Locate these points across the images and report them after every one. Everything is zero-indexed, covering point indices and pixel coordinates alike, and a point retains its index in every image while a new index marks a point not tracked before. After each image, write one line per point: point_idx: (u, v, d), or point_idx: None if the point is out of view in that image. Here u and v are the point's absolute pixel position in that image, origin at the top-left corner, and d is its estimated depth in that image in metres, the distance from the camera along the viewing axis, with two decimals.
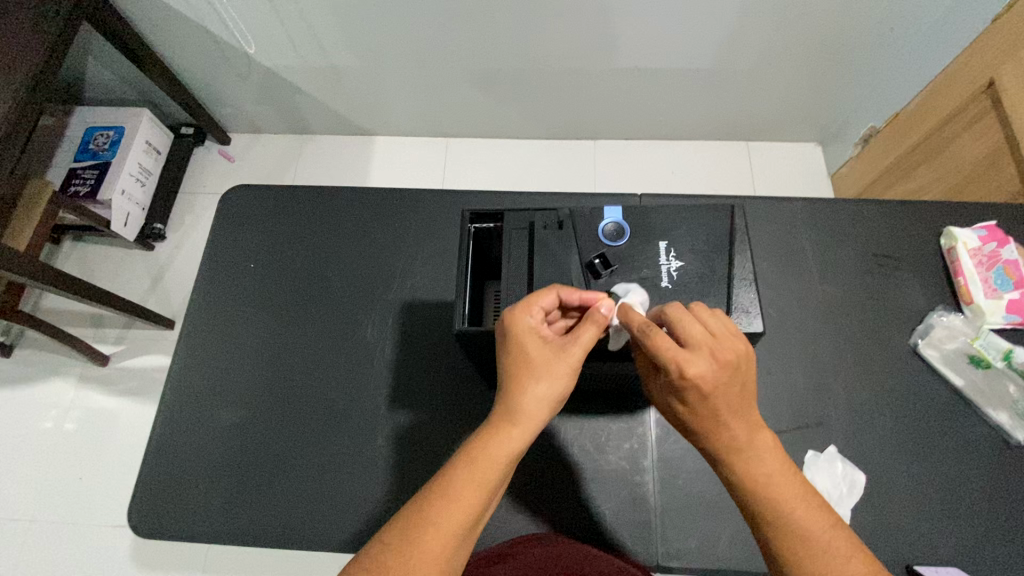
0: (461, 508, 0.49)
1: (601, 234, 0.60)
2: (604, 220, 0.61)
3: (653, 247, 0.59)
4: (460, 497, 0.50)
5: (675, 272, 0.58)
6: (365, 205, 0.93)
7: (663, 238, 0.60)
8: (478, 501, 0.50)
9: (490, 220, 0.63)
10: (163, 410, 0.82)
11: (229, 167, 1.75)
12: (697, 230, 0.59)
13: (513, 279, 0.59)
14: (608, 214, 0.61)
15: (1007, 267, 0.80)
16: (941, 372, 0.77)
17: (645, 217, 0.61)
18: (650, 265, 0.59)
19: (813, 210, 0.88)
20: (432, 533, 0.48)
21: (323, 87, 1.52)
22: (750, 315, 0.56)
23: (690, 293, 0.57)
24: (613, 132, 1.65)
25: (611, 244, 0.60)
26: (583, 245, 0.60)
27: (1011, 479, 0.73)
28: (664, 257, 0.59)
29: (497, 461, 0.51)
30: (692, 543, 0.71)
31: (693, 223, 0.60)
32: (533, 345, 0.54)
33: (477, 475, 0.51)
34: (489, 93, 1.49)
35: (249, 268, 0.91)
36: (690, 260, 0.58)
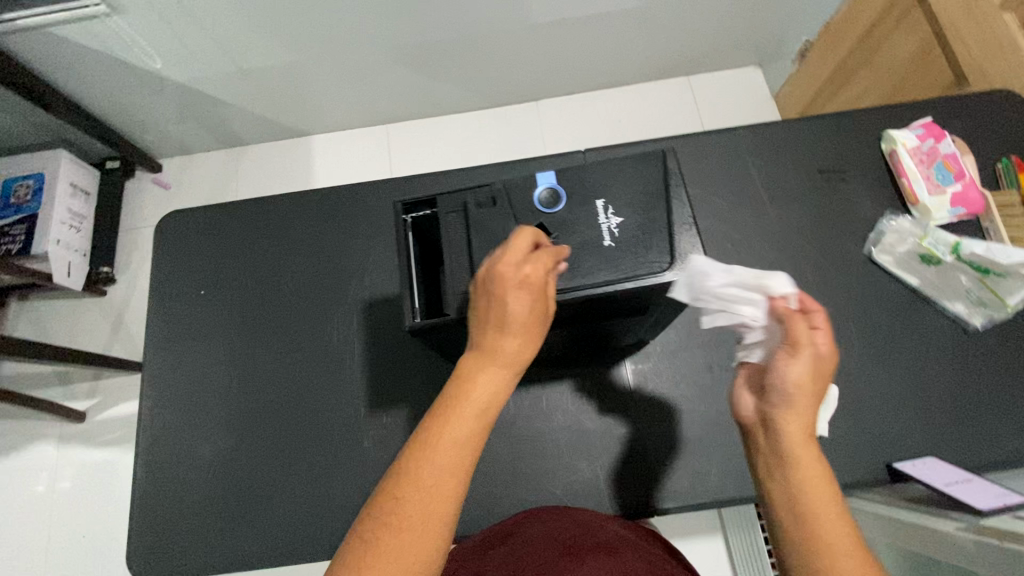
0: (457, 446, 0.45)
1: (536, 203, 0.53)
2: (538, 188, 0.53)
3: (591, 206, 0.52)
4: (448, 429, 0.45)
5: (616, 228, 0.51)
6: (307, 210, 0.89)
7: (599, 194, 0.53)
8: (475, 434, 0.46)
9: (424, 207, 0.56)
10: (140, 454, 0.80)
11: (167, 195, 1.67)
12: (631, 182, 0.53)
13: (458, 262, 0.53)
14: (541, 180, 0.54)
15: (947, 161, 0.80)
16: (897, 275, 0.79)
17: (579, 174, 0.54)
18: (590, 225, 0.52)
19: (754, 136, 0.88)
20: (429, 475, 0.43)
21: (245, 93, 1.44)
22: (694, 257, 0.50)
23: (634, 249, 0.51)
24: (553, 89, 1.61)
25: (548, 211, 0.53)
26: (520, 214, 0.53)
27: (973, 363, 0.76)
28: (602, 215, 0.52)
29: (482, 400, 0.46)
30: (685, 482, 0.73)
31: (625, 174, 0.53)
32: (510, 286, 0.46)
33: (468, 412, 0.46)
34: (418, 70, 1.43)
35: (201, 295, 0.87)
36: (631, 213, 0.52)
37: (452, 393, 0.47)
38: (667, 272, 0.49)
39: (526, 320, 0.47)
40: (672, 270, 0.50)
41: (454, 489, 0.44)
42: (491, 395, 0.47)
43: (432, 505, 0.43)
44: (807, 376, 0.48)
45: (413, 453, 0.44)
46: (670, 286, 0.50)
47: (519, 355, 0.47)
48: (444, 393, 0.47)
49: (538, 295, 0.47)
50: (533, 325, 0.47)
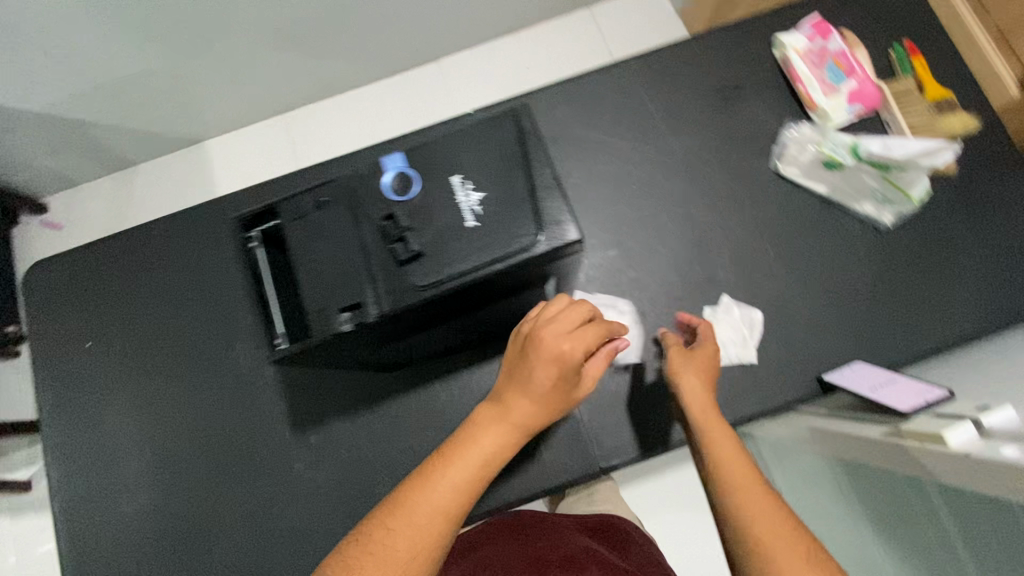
0: (455, 490, 0.55)
1: (384, 192, 0.46)
2: (385, 175, 0.47)
3: (446, 186, 0.46)
4: (454, 472, 0.56)
5: (478, 206, 0.46)
6: (182, 231, 0.80)
7: (453, 171, 0.47)
8: (473, 482, 0.56)
9: (270, 218, 0.49)
10: (61, 528, 0.74)
11: (62, 236, 1.54)
12: (485, 149, 0.47)
13: (314, 273, 0.46)
14: (387, 165, 0.47)
15: (839, 59, 0.77)
16: (805, 186, 0.77)
17: (427, 151, 0.48)
18: (448, 209, 0.46)
19: (644, 65, 0.83)
20: (422, 513, 0.53)
21: (111, 108, 1.30)
22: (564, 222, 0.46)
23: (500, 226, 0.46)
24: (450, 44, 1.50)
25: (401, 200, 0.46)
26: (368, 208, 0.47)
27: (888, 260, 0.75)
28: (460, 195, 0.46)
29: (487, 450, 0.58)
30: (626, 436, 0.72)
31: (479, 142, 0.48)
32: (543, 358, 0.56)
33: (473, 459, 0.57)
34: (297, 48, 1.31)
35: (87, 348, 0.79)
36: (491, 186, 0.46)
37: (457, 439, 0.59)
38: (537, 244, 0.45)
39: (544, 393, 0.58)
40: (542, 241, 0.45)
41: (444, 524, 0.54)
42: (493, 446, 0.58)
43: (421, 537, 0.52)
44: (694, 372, 0.66)
45: (411, 486, 0.55)
46: (543, 258, 0.46)
47: (526, 420, 0.59)
48: (455, 438, 0.59)
49: (568, 369, 0.56)
50: (553, 399, 0.59)
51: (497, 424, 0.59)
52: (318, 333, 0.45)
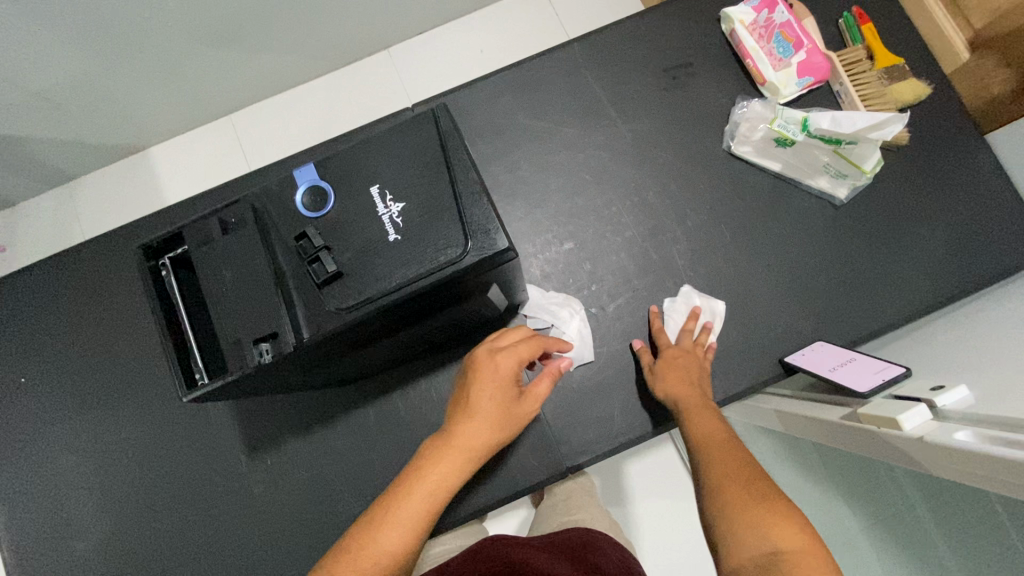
0: (400, 526, 0.53)
1: (299, 209, 0.44)
2: (298, 190, 0.44)
3: (364, 198, 0.44)
4: (398, 509, 0.53)
5: (398, 217, 0.43)
6: (115, 255, 0.76)
7: (371, 181, 0.44)
8: (421, 515, 0.54)
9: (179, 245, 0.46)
10: (10, 575, 0.71)
11: (5, 259, 1.46)
12: (404, 156, 0.44)
13: (226, 304, 0.43)
14: (300, 179, 0.44)
15: (786, 30, 0.74)
16: (759, 164, 0.75)
17: (342, 162, 0.45)
18: (368, 222, 0.43)
19: (589, 48, 0.79)
20: (367, 556, 0.51)
21: (40, 121, 1.23)
22: (491, 230, 0.42)
23: (423, 238, 0.42)
24: (400, 32, 1.44)
25: (316, 216, 0.43)
26: (283, 228, 0.44)
27: (845, 235, 0.74)
28: (378, 206, 0.43)
29: (432, 483, 0.55)
30: (590, 433, 0.71)
31: (397, 147, 0.45)
32: (484, 376, 0.59)
33: (419, 492, 0.55)
34: (235, 46, 1.25)
35: (21, 383, 0.75)
36: (411, 195, 0.43)
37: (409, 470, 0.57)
38: (461, 257, 0.42)
39: (487, 411, 0.58)
40: (467, 253, 0.42)
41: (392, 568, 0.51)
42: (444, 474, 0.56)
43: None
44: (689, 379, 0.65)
45: (359, 531, 0.53)
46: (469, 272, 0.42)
47: (476, 444, 0.58)
48: (405, 472, 0.57)
49: (508, 386, 0.59)
50: (497, 415, 0.59)
51: (444, 453, 0.57)
52: (235, 367, 0.43)
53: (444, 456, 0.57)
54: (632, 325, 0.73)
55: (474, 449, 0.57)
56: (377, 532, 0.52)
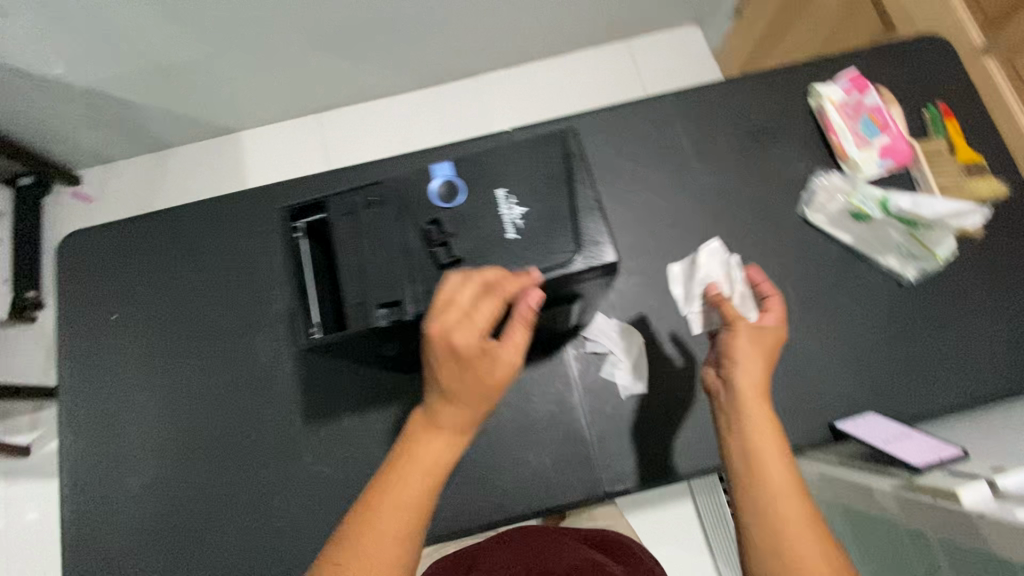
0: (404, 511, 0.47)
1: (432, 198, 0.50)
2: (434, 181, 0.51)
3: (492, 196, 0.50)
4: (399, 493, 0.48)
5: (520, 218, 0.49)
6: (219, 218, 0.83)
7: (501, 183, 0.50)
8: (423, 496, 0.48)
9: (315, 211, 0.52)
10: (66, 495, 0.75)
11: (91, 209, 1.57)
12: (532, 166, 0.50)
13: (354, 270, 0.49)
14: (437, 172, 0.51)
15: (873, 113, 0.79)
16: (831, 234, 0.78)
17: (476, 163, 0.51)
18: (492, 218, 0.49)
19: (682, 100, 0.85)
20: (369, 542, 0.46)
21: (157, 92, 1.34)
22: (601, 243, 0.49)
23: (540, 239, 0.48)
24: (489, 63, 1.54)
25: (447, 206, 0.49)
26: (414, 211, 0.50)
27: (908, 314, 0.76)
28: (504, 206, 0.49)
29: (427, 464, 0.49)
30: (632, 462, 0.73)
31: (527, 158, 0.51)
32: (445, 357, 0.46)
33: (411, 477, 0.48)
34: (342, 53, 1.35)
35: (113, 319, 0.81)
36: (534, 202, 0.49)
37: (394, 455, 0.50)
38: (572, 261, 0.48)
39: (466, 385, 0.47)
40: (576, 258, 0.48)
41: (402, 550, 0.47)
42: (430, 453, 0.49)
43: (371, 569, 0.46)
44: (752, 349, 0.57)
45: (354, 523, 0.47)
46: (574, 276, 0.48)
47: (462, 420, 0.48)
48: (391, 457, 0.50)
49: (470, 355, 0.45)
50: (470, 387, 0.47)
51: (427, 429, 0.49)
52: (354, 327, 0.48)
53: (429, 433, 0.49)
54: (687, 365, 0.75)
55: (456, 423, 0.49)
56: (378, 520, 0.47)
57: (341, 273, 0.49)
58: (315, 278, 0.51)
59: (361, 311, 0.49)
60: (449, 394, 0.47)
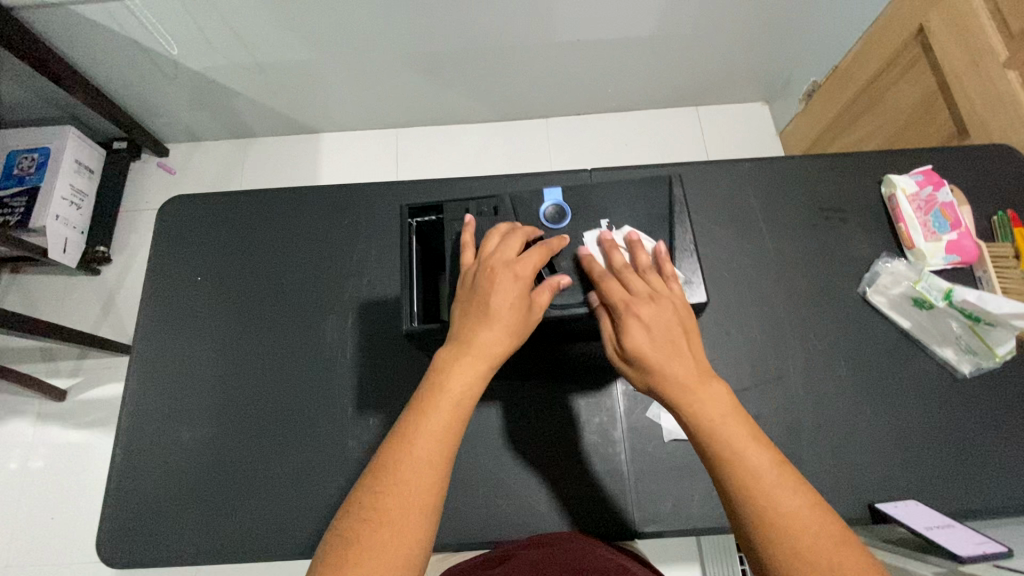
0: (434, 438, 0.50)
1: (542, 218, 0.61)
2: (544, 205, 0.61)
3: (596, 226, 0.60)
4: (429, 421, 0.50)
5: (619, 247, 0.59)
6: (312, 205, 0.89)
7: (605, 215, 0.61)
8: (453, 424, 0.51)
9: (431, 213, 0.62)
10: (121, 437, 0.79)
11: (170, 179, 1.67)
12: (636, 205, 0.61)
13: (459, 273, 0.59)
14: (549, 197, 0.61)
15: (945, 209, 0.81)
16: (889, 316, 0.80)
17: (586, 195, 0.62)
18: (595, 244, 0.59)
19: (758, 169, 0.90)
20: (405, 467, 0.48)
21: (258, 86, 1.45)
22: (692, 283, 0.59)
23: None
24: (562, 107, 1.63)
25: (554, 226, 0.60)
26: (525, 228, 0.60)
27: (960, 409, 0.76)
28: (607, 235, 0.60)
29: (456, 393, 0.51)
30: (668, 506, 0.73)
31: (631, 197, 0.61)
32: (502, 277, 0.53)
33: (443, 407, 0.51)
34: (431, 77, 1.45)
35: (197, 280, 0.87)
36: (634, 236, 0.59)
37: (426, 388, 0.52)
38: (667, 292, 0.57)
39: (508, 313, 0.52)
40: None
41: (435, 476, 0.49)
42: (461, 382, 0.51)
43: (411, 494, 0.47)
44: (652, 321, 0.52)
45: (389, 451, 0.49)
46: None
47: (495, 352, 0.52)
48: (422, 388, 0.52)
49: (520, 289, 0.53)
50: (513, 321, 0.52)
51: (460, 359, 0.52)
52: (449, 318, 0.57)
53: (462, 363, 0.51)
54: None
55: (489, 354, 0.52)
56: (412, 446, 0.49)
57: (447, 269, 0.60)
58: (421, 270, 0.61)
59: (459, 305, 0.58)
60: (490, 325, 0.52)
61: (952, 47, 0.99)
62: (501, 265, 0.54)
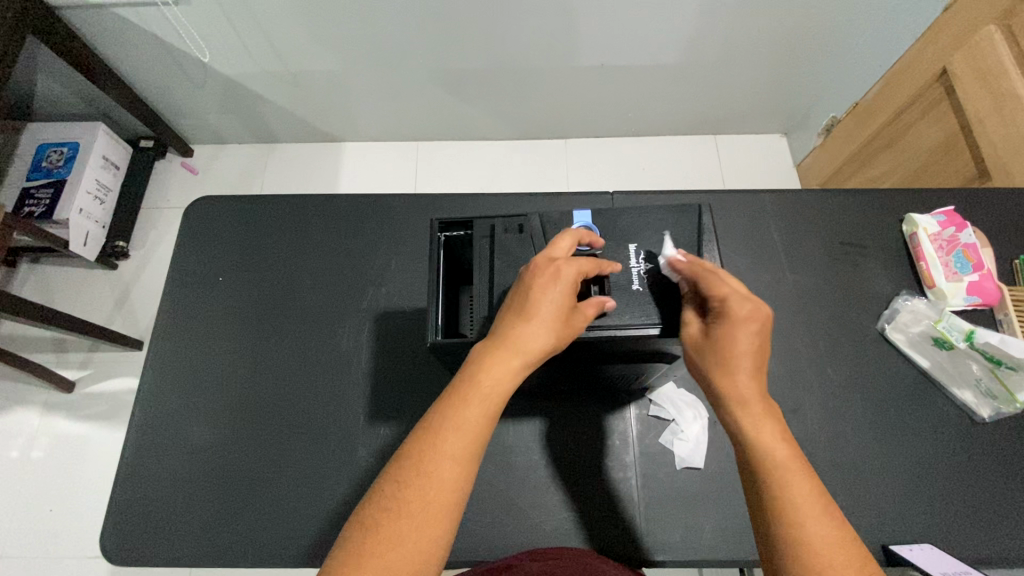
0: (462, 436, 0.49)
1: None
2: (573, 225, 0.61)
3: (624, 250, 0.60)
4: (459, 414, 0.50)
5: (645, 272, 0.58)
6: (335, 214, 0.91)
7: (632, 240, 0.61)
8: (479, 424, 0.50)
9: (460, 228, 0.62)
10: (132, 432, 0.79)
11: (193, 180, 1.70)
12: (665, 230, 0.61)
13: (486, 289, 0.59)
14: (578, 219, 0.62)
15: (967, 250, 0.81)
16: (908, 355, 0.80)
17: (615, 218, 0.62)
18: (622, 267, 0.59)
19: (779, 201, 0.90)
20: (430, 462, 0.48)
21: (286, 93, 1.48)
22: None
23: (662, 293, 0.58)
24: (582, 129, 1.65)
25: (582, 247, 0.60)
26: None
27: (978, 453, 0.75)
28: (635, 259, 0.59)
29: (490, 390, 0.50)
30: (677, 535, 0.72)
31: (660, 222, 0.62)
32: (542, 276, 0.52)
33: (475, 403, 0.50)
34: (456, 94, 1.47)
35: (218, 281, 0.88)
36: None
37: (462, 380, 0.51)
38: None
39: (549, 311, 0.51)
40: None
41: (458, 476, 0.48)
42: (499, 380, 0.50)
43: (431, 490, 0.48)
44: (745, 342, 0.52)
45: (417, 441, 0.50)
46: None
47: (536, 351, 0.50)
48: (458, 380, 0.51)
49: (563, 291, 0.52)
50: (556, 321, 0.51)
51: (498, 354, 0.50)
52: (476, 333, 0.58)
53: (498, 358, 0.50)
54: None
55: (529, 355, 0.50)
56: (438, 440, 0.49)
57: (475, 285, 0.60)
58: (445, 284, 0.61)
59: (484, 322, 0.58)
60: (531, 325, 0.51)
61: (976, 91, 1.00)
62: (544, 266, 0.53)
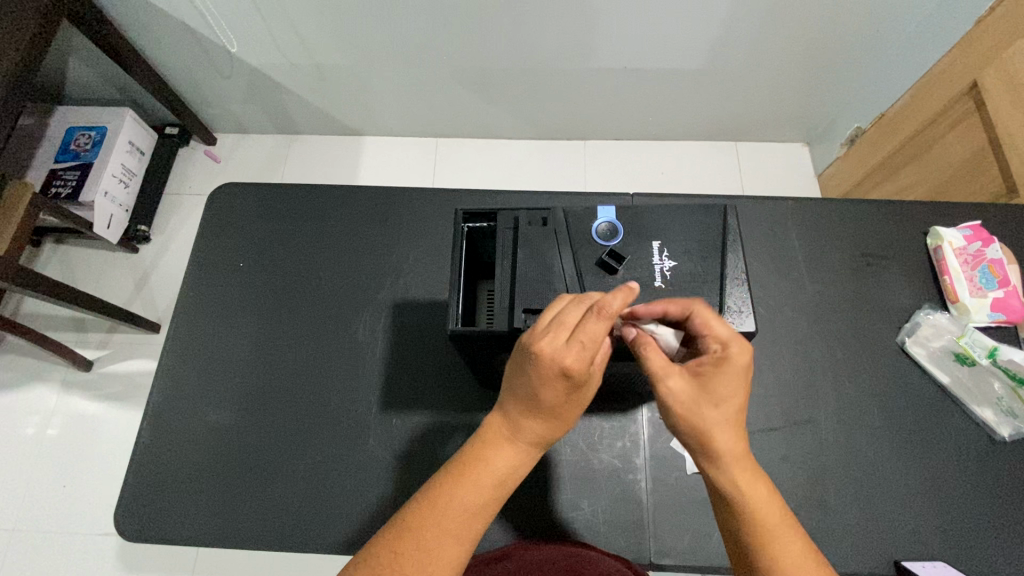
0: (469, 513, 0.52)
1: (594, 234, 0.61)
2: (597, 221, 0.62)
3: (647, 247, 0.61)
4: (466, 493, 0.53)
5: (669, 270, 0.59)
6: (356, 205, 0.92)
7: (656, 237, 0.61)
8: (486, 504, 0.53)
9: (483, 219, 0.63)
10: (150, 411, 0.80)
11: (214, 168, 1.73)
12: (689, 229, 0.61)
13: (507, 279, 0.60)
14: (602, 214, 0.62)
15: (992, 266, 0.81)
16: (928, 370, 0.79)
17: (638, 216, 0.62)
18: (644, 264, 0.60)
19: (801, 208, 0.89)
20: (435, 537, 0.51)
21: (310, 86, 1.50)
22: (742, 314, 0.58)
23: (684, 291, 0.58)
24: (602, 132, 1.65)
25: (605, 243, 0.61)
26: (576, 242, 0.61)
27: (997, 473, 0.74)
28: (658, 257, 0.60)
29: (500, 473, 0.54)
30: (685, 540, 0.71)
31: (685, 221, 0.62)
32: (548, 371, 0.49)
33: (484, 483, 0.53)
34: (478, 92, 1.48)
35: (238, 267, 0.89)
36: (684, 260, 0.60)
37: (471, 456, 0.55)
38: None
39: (556, 403, 0.52)
40: None
41: (460, 551, 0.51)
42: (506, 464, 0.55)
43: (436, 562, 0.50)
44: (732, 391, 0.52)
45: (422, 510, 0.52)
46: None
47: (536, 438, 0.55)
48: (467, 457, 0.55)
49: (569, 384, 0.50)
50: (561, 410, 0.53)
51: (506, 440, 0.55)
52: (495, 325, 0.58)
53: (505, 445, 0.55)
54: (761, 459, 0.74)
55: (535, 439, 0.55)
56: (441, 518, 0.52)
57: (496, 276, 0.60)
58: (466, 275, 0.62)
59: (504, 314, 0.58)
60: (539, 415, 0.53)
61: (1006, 105, 0.98)
62: (550, 362, 0.49)
